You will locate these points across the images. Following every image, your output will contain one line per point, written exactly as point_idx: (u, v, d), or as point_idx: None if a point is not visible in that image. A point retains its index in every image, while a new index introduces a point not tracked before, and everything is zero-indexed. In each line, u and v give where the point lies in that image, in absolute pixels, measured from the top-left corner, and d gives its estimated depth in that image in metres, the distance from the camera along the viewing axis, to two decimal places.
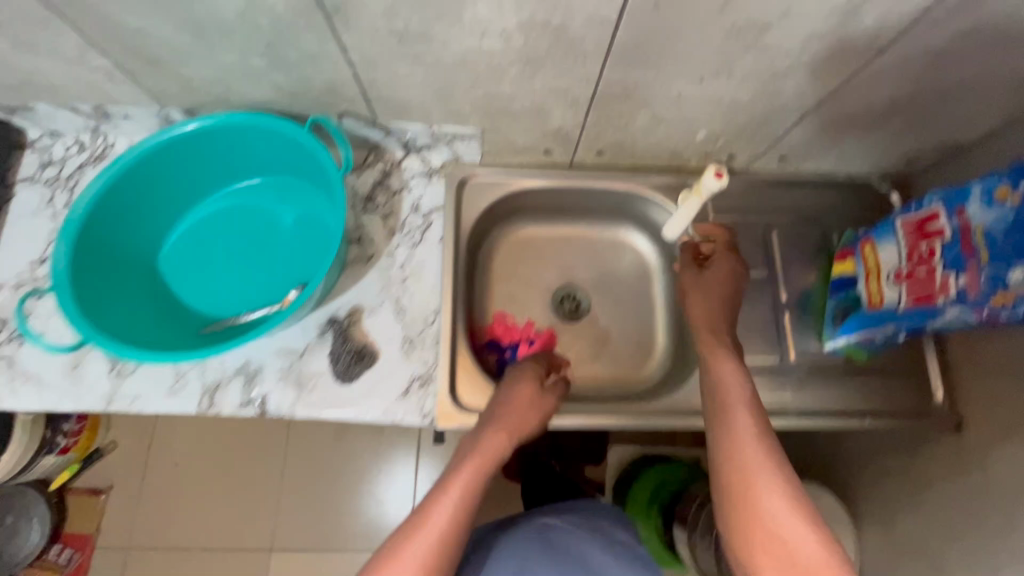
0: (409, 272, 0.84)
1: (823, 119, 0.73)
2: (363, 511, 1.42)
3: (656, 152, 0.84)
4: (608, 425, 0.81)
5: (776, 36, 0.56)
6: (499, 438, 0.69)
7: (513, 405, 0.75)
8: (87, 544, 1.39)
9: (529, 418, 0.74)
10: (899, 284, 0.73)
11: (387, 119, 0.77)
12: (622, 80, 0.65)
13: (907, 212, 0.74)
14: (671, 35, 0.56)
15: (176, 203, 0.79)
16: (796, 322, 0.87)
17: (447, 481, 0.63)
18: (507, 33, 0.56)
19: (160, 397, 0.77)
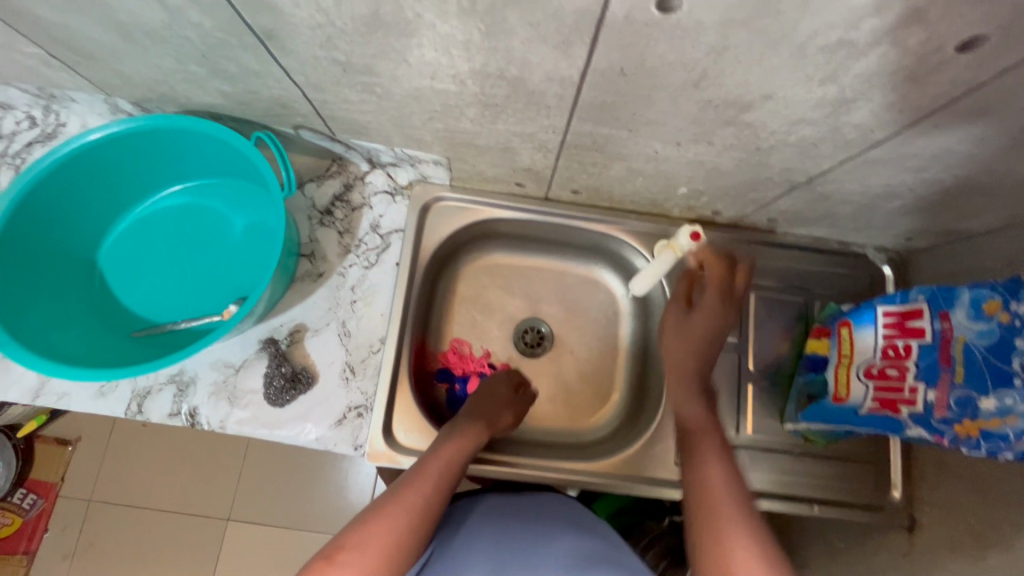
0: (360, 294, 0.80)
1: (813, 193, 0.67)
2: (325, 496, 1.34)
3: (635, 198, 0.79)
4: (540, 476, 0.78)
5: (757, 116, 0.50)
6: (445, 459, 0.64)
7: (492, 395, 0.79)
8: (51, 493, 1.31)
9: (504, 410, 0.78)
10: (868, 379, 0.67)
11: (346, 137, 0.72)
12: (592, 134, 0.59)
13: (889, 300, 0.68)
14: (640, 102, 0.50)
15: (113, 201, 0.75)
16: (761, 394, 0.82)
17: (388, 500, 0.57)
18: (459, 78, 0.51)
19: (88, 397, 0.74)
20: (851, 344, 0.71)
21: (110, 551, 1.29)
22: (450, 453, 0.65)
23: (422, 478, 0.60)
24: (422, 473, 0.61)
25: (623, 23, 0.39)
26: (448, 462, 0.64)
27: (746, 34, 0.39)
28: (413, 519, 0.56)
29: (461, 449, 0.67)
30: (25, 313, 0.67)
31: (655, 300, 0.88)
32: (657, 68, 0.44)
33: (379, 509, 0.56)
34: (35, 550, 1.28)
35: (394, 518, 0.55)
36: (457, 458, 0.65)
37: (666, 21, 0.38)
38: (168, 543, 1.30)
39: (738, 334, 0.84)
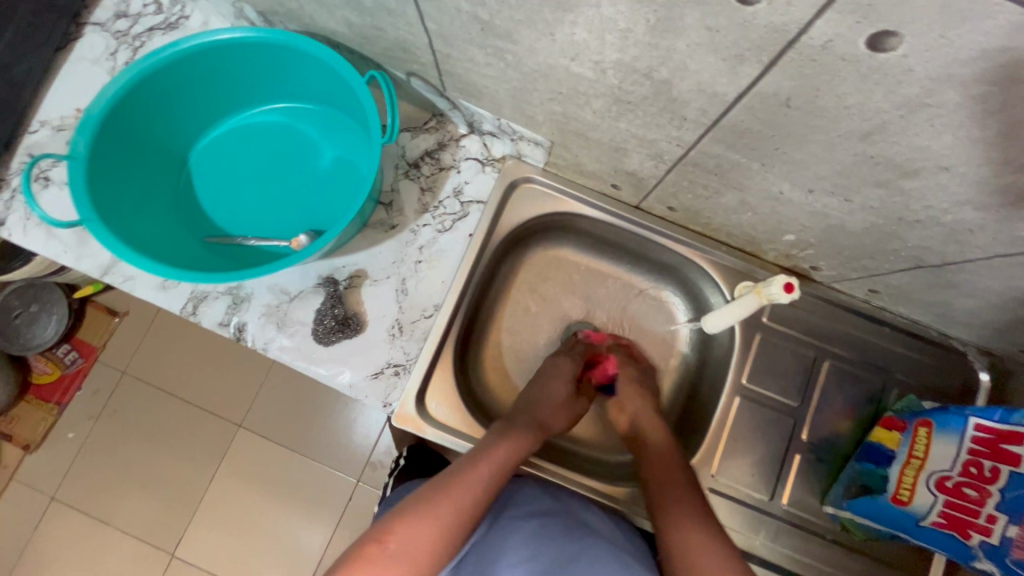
0: (426, 256, 0.78)
1: (936, 278, 0.61)
2: (333, 432, 1.37)
3: (733, 232, 0.74)
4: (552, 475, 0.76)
5: (916, 185, 0.44)
6: (495, 460, 0.66)
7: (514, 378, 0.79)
8: (91, 355, 1.38)
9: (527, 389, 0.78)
10: (939, 491, 0.62)
11: (455, 96, 0.69)
12: (718, 156, 0.54)
13: (987, 414, 0.60)
14: (790, 139, 0.45)
15: (219, 104, 0.75)
16: (806, 467, 0.77)
17: (434, 494, 0.60)
18: (601, 67, 0.47)
19: (151, 286, 0.76)
20: (925, 447, 0.65)
21: (131, 424, 1.36)
22: (505, 455, 0.67)
23: (471, 478, 0.63)
24: (470, 474, 0.63)
25: (817, 51, 0.34)
26: (499, 466, 0.66)
27: (957, 95, 0.33)
28: (454, 519, 0.59)
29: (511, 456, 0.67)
30: (116, 197, 0.69)
31: (719, 340, 0.83)
32: (831, 108, 0.39)
33: (423, 504, 0.59)
34: (66, 404, 1.36)
35: (436, 520, 0.58)
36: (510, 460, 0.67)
37: (869, 60, 0.33)
38: (183, 432, 1.36)
39: (800, 399, 0.78)
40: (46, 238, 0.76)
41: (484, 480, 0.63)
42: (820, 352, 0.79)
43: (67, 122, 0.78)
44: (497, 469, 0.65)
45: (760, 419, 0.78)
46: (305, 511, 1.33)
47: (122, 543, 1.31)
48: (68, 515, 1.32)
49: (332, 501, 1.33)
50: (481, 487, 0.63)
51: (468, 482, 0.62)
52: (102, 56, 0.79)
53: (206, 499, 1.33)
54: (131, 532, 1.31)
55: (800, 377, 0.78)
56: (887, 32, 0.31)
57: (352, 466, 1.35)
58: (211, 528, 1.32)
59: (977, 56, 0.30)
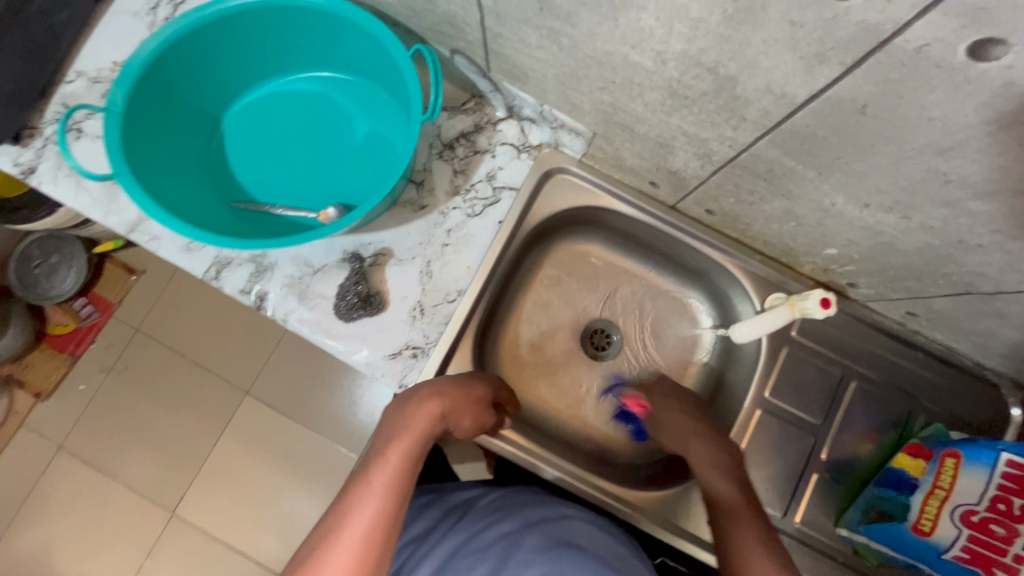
0: (454, 240, 0.77)
1: (984, 306, 0.58)
2: (340, 406, 1.37)
3: (771, 241, 0.71)
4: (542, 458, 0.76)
5: (986, 208, 0.42)
6: (411, 431, 0.61)
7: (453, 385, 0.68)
8: (107, 311, 1.38)
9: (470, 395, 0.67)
10: (964, 525, 0.61)
11: (498, 77, 0.67)
12: (772, 161, 0.52)
13: (1019, 450, 0.59)
14: (856, 149, 0.43)
15: (259, 67, 0.73)
16: (823, 487, 0.75)
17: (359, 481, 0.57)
18: (663, 57, 0.45)
19: (176, 247, 0.76)
20: (951, 479, 0.63)
21: (141, 382, 1.37)
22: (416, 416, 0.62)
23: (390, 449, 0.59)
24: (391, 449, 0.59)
25: (909, 56, 0.32)
26: (417, 430, 0.61)
27: None
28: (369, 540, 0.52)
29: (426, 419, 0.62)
30: (148, 155, 0.68)
31: (743, 350, 0.81)
32: (911, 118, 0.37)
33: (350, 498, 0.55)
34: (79, 355, 1.37)
35: (365, 501, 0.54)
36: (424, 423, 0.62)
37: (967, 70, 0.31)
38: (191, 394, 1.36)
39: (822, 418, 0.76)
40: (75, 190, 0.75)
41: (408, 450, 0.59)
42: (847, 371, 0.77)
43: (104, 75, 0.77)
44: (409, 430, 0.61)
45: (780, 435, 0.76)
46: (306, 483, 1.33)
47: (125, 498, 1.32)
48: (75, 466, 1.33)
49: (332, 476, 1.34)
50: (408, 455, 0.59)
51: (387, 461, 0.58)
52: (142, 10, 0.78)
53: (210, 462, 1.34)
54: (133, 486, 1.33)
55: (824, 396, 0.76)
56: (994, 41, 0.29)
57: (354, 442, 1.35)
58: (212, 491, 1.33)
59: None
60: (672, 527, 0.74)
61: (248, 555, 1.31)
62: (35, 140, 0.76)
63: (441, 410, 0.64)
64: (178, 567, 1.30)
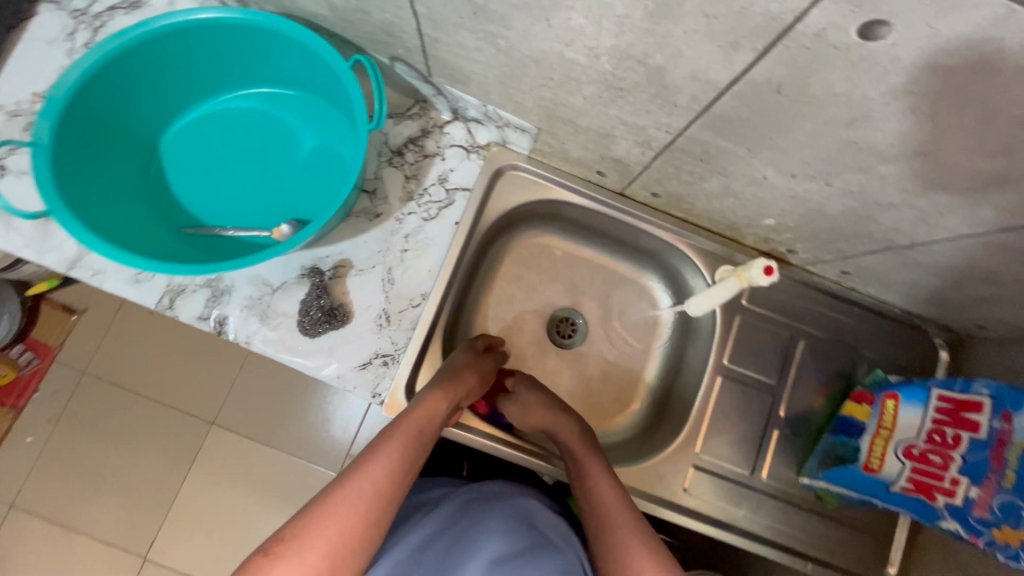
0: (412, 245, 0.78)
1: (904, 259, 0.64)
2: (313, 425, 1.34)
3: (714, 217, 0.76)
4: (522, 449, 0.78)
5: (894, 170, 0.47)
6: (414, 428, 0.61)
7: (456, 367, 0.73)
8: (48, 355, 1.31)
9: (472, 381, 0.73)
10: (906, 458, 0.66)
11: (440, 81, 0.68)
12: (706, 143, 0.55)
13: (949, 384, 0.65)
14: (778, 126, 0.47)
15: (193, 87, 0.72)
16: (783, 442, 0.81)
17: (360, 462, 0.55)
18: (596, 53, 0.47)
19: (123, 280, 0.73)
20: (892, 417, 0.69)
21: (95, 425, 1.30)
22: (418, 415, 0.63)
23: (393, 441, 0.58)
24: (393, 440, 0.58)
25: (810, 39, 0.36)
26: (421, 432, 0.62)
27: (940, 84, 0.35)
28: (379, 491, 0.53)
29: (428, 420, 0.64)
30: (83, 185, 0.65)
31: (700, 323, 0.86)
32: (820, 95, 0.41)
33: (364, 455, 0.57)
34: (22, 407, 1.29)
35: (381, 456, 0.56)
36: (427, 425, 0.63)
37: (860, 49, 0.35)
38: (152, 433, 1.31)
39: (777, 377, 0.82)
40: (4, 231, 0.71)
41: (409, 446, 0.59)
42: (795, 332, 0.83)
43: (23, 107, 0.73)
44: (411, 428, 0.61)
45: (740, 398, 0.81)
46: (284, 509, 1.30)
47: (91, 549, 1.26)
48: (32, 523, 1.26)
49: (311, 497, 1.31)
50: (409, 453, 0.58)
51: (386, 454, 0.56)
52: (59, 37, 0.75)
53: (180, 498, 1.29)
54: (100, 535, 1.26)
55: (776, 357, 0.82)
56: (878, 23, 0.33)
57: (330, 459, 1.33)
58: (187, 528, 1.28)
59: (961, 46, 0.32)
60: (651, 498, 0.78)
61: None
62: None
63: (440, 419, 0.66)
64: None
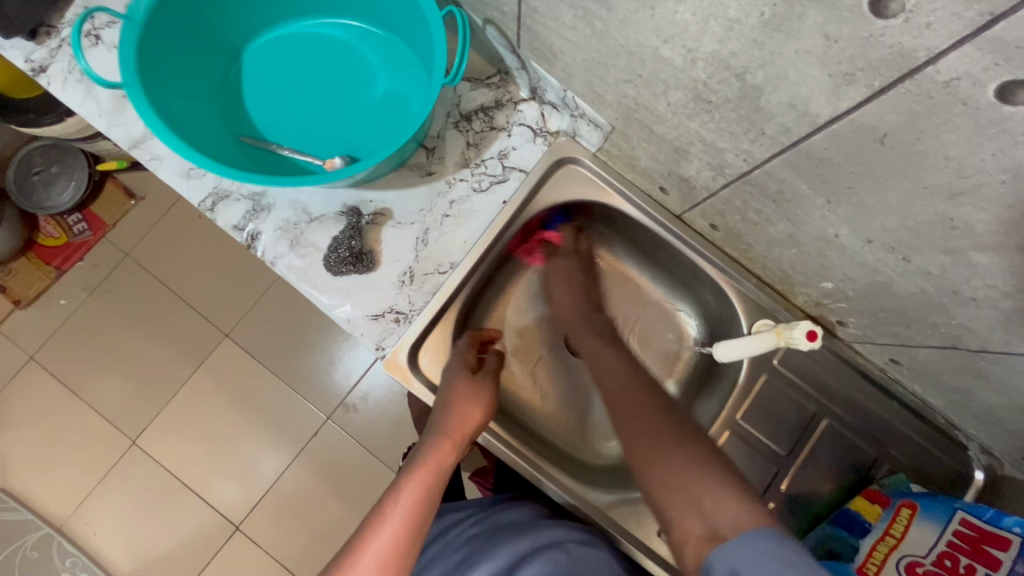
0: (455, 212, 0.76)
1: (964, 364, 0.58)
2: (317, 364, 1.36)
3: (769, 266, 0.71)
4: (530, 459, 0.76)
5: (990, 261, 0.41)
6: (414, 501, 0.62)
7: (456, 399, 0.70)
8: (100, 231, 1.36)
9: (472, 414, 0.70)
10: (905, 571, 0.60)
11: (527, 55, 0.66)
12: (784, 182, 0.51)
13: (977, 512, 0.61)
14: (869, 180, 0.43)
15: (289, 4, 0.72)
16: (777, 517, 0.75)
17: (367, 531, 0.60)
18: (693, 56, 0.44)
19: (176, 172, 0.75)
20: (903, 528, 0.64)
21: (123, 307, 1.35)
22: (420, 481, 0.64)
23: (389, 517, 0.60)
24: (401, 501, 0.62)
25: (937, 88, 0.32)
26: (422, 501, 0.63)
27: None
28: (387, 560, 0.58)
29: (430, 488, 0.64)
30: (164, 73, 0.66)
31: (723, 371, 0.81)
32: (929, 155, 0.36)
33: (374, 518, 0.61)
34: (64, 271, 1.35)
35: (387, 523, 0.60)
36: (429, 492, 0.64)
37: (992, 111, 0.31)
38: (172, 329, 1.35)
39: (788, 449, 0.77)
40: (85, 97, 0.74)
41: (406, 525, 0.60)
42: (820, 409, 0.77)
43: None
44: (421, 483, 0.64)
45: (743, 459, 0.77)
46: (268, 434, 1.33)
47: (88, 418, 1.32)
48: (46, 380, 1.33)
49: (298, 433, 1.33)
50: (411, 526, 0.60)
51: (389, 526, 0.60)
52: None
53: (180, 396, 1.33)
54: (99, 409, 1.32)
55: (793, 428, 0.77)
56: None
57: (325, 402, 1.34)
58: (179, 427, 1.32)
59: None
60: (629, 535, 0.74)
61: (201, 496, 1.30)
62: (51, 40, 0.74)
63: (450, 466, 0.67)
64: (129, 495, 1.30)
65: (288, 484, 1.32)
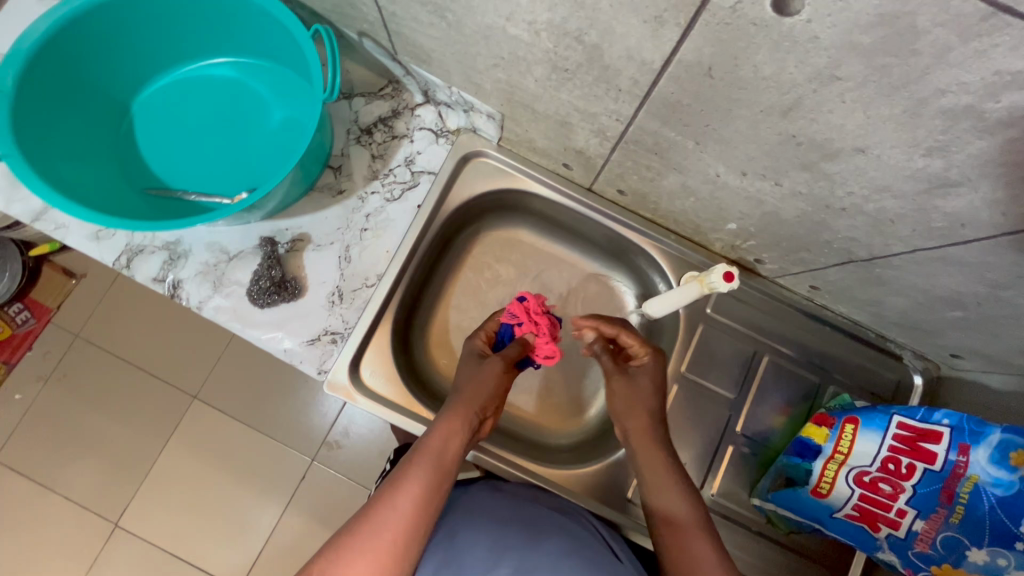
0: (373, 224, 0.77)
1: (865, 274, 0.61)
2: (287, 405, 1.34)
3: (679, 219, 0.73)
4: (504, 462, 0.76)
5: (839, 168, 0.44)
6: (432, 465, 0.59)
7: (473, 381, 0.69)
8: (45, 316, 1.33)
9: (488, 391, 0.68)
10: (856, 485, 0.63)
11: (406, 60, 0.68)
12: (656, 133, 0.53)
13: (910, 413, 0.62)
14: (717, 114, 0.45)
15: (167, 52, 0.72)
16: (739, 459, 0.77)
17: (381, 498, 0.56)
18: (535, 28, 0.46)
19: (83, 236, 0.74)
20: (849, 444, 0.65)
21: (78, 389, 1.32)
22: (429, 465, 0.60)
23: (389, 509, 0.55)
24: (416, 466, 0.59)
25: (728, 13, 0.34)
26: (428, 490, 0.58)
27: (862, 68, 0.33)
28: (402, 527, 0.55)
29: (438, 476, 0.59)
30: (48, 139, 0.66)
31: (664, 329, 0.83)
32: (750, 79, 0.39)
33: (387, 487, 0.58)
34: (14, 364, 1.31)
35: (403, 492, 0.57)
36: (446, 457, 0.61)
37: (778, 26, 0.33)
38: (132, 400, 1.32)
39: (737, 391, 0.79)
40: None
41: (422, 490, 0.57)
42: (760, 346, 0.80)
43: None
44: (433, 452, 0.61)
45: (697, 409, 0.79)
46: (250, 486, 1.30)
47: (63, 508, 1.27)
48: (15, 479, 1.28)
49: (285, 479, 1.31)
50: (429, 491, 0.58)
51: (406, 492, 0.57)
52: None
53: (154, 468, 1.30)
54: (73, 497, 1.28)
55: (738, 370, 0.79)
56: None
57: (303, 441, 1.33)
58: (159, 499, 1.28)
59: (874, 23, 0.30)
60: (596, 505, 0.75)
61: (194, 564, 1.27)
62: None
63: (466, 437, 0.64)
64: None
65: (281, 533, 1.29)
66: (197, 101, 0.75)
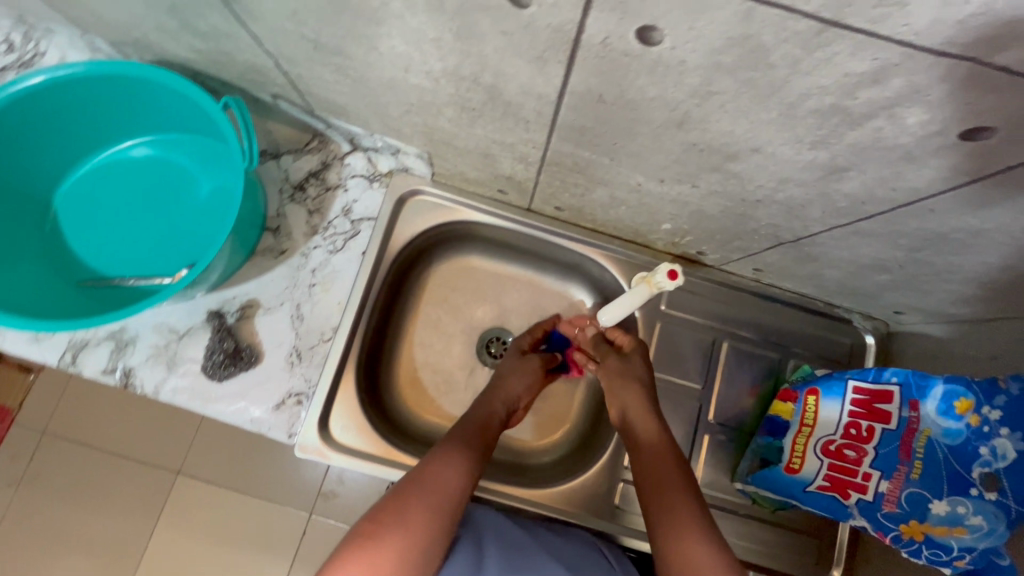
0: (320, 278, 0.77)
1: (797, 253, 0.64)
2: (272, 466, 1.31)
3: (619, 226, 0.75)
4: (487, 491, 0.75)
5: (743, 167, 0.46)
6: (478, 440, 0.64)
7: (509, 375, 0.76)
8: (6, 419, 1.28)
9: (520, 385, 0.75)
10: (824, 456, 0.65)
11: (325, 115, 0.68)
12: (572, 155, 0.55)
13: (862, 375, 0.65)
14: (621, 133, 0.46)
15: (82, 141, 0.71)
16: (717, 446, 0.79)
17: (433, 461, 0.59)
18: (433, 76, 0.47)
19: (22, 340, 0.71)
20: (814, 414, 0.67)
21: (51, 488, 1.26)
22: (463, 459, 0.60)
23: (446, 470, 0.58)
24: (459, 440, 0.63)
25: (600, 48, 0.36)
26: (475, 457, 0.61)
27: (732, 82, 0.35)
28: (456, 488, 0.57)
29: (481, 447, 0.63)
30: None
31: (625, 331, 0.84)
32: (639, 101, 0.40)
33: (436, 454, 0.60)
34: None
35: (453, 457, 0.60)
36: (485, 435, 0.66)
37: (647, 55, 0.35)
38: (110, 489, 1.27)
39: (704, 381, 0.80)
40: None
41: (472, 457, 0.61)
42: (718, 333, 0.82)
43: None
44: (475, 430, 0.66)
45: (669, 405, 0.80)
46: (247, 556, 1.26)
47: None
48: None
49: (282, 542, 1.27)
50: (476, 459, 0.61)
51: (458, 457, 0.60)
52: None
53: (144, 556, 1.24)
54: None
55: (701, 360, 0.81)
56: (649, 28, 0.32)
57: (294, 499, 1.30)
58: None
59: (727, 44, 0.32)
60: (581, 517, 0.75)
61: None
62: None
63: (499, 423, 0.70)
64: None
65: None
66: (121, 184, 0.74)
